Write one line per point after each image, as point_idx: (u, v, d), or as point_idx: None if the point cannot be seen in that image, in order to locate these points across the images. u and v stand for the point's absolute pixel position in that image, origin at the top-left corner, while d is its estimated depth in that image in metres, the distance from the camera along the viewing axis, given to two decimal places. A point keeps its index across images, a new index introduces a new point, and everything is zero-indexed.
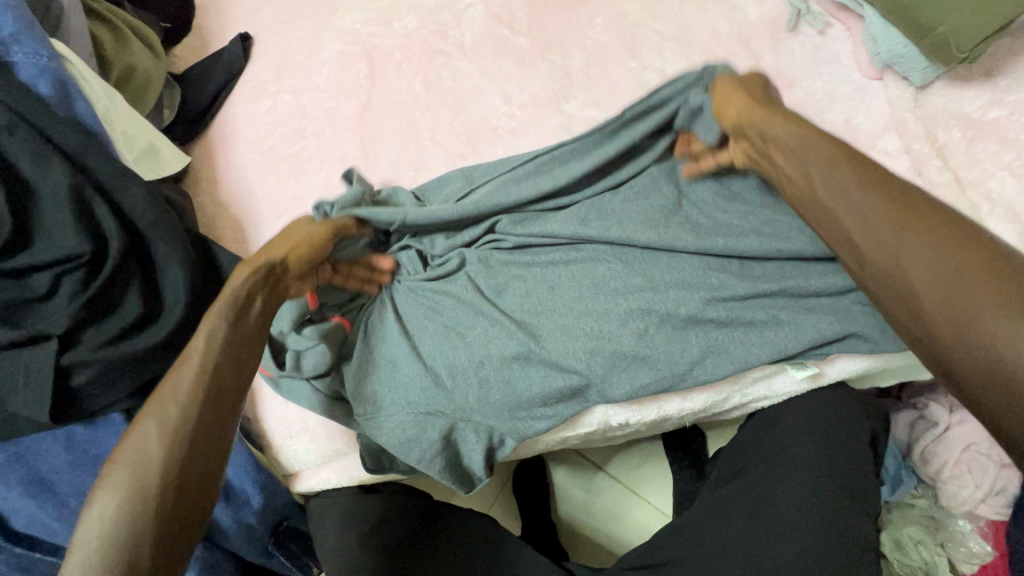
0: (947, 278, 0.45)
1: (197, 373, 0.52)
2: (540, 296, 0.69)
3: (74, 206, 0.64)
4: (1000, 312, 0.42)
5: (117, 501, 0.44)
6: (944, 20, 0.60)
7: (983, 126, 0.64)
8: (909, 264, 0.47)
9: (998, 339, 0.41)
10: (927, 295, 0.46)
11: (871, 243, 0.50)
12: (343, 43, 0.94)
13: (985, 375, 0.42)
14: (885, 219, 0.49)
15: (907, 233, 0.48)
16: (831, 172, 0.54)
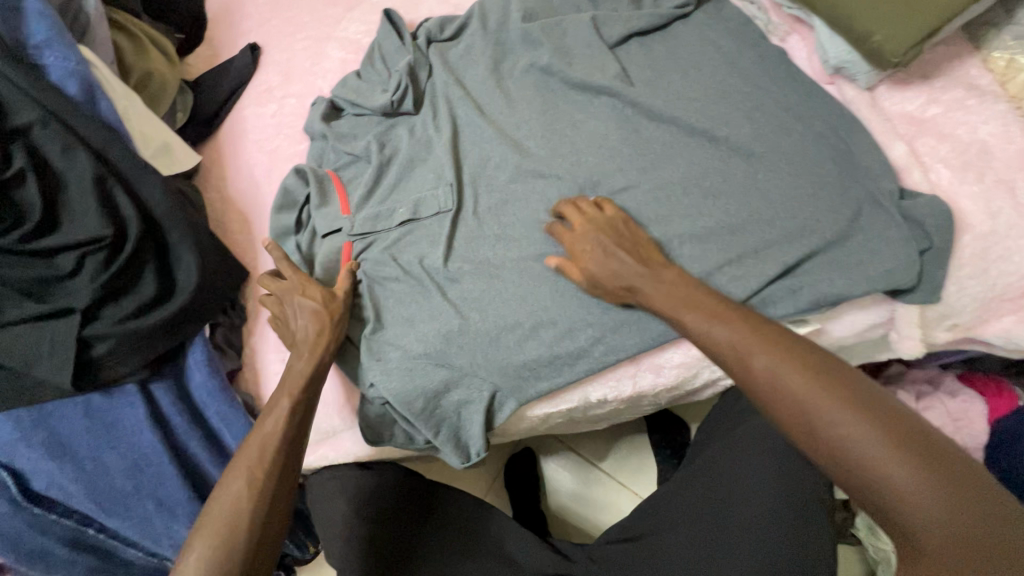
0: (925, 501, 0.45)
1: (275, 423, 0.67)
2: (513, 288, 0.74)
3: (97, 193, 0.70)
4: (861, 424, 0.49)
5: (224, 511, 0.60)
6: (877, 28, 0.63)
7: (923, 123, 0.67)
8: (764, 378, 0.55)
9: (885, 448, 0.47)
10: (782, 407, 0.53)
11: (799, 408, 0.52)
12: (345, 52, 1.02)
13: (850, 470, 0.49)
14: (745, 337, 0.57)
15: (755, 357, 0.56)
16: (682, 317, 0.62)
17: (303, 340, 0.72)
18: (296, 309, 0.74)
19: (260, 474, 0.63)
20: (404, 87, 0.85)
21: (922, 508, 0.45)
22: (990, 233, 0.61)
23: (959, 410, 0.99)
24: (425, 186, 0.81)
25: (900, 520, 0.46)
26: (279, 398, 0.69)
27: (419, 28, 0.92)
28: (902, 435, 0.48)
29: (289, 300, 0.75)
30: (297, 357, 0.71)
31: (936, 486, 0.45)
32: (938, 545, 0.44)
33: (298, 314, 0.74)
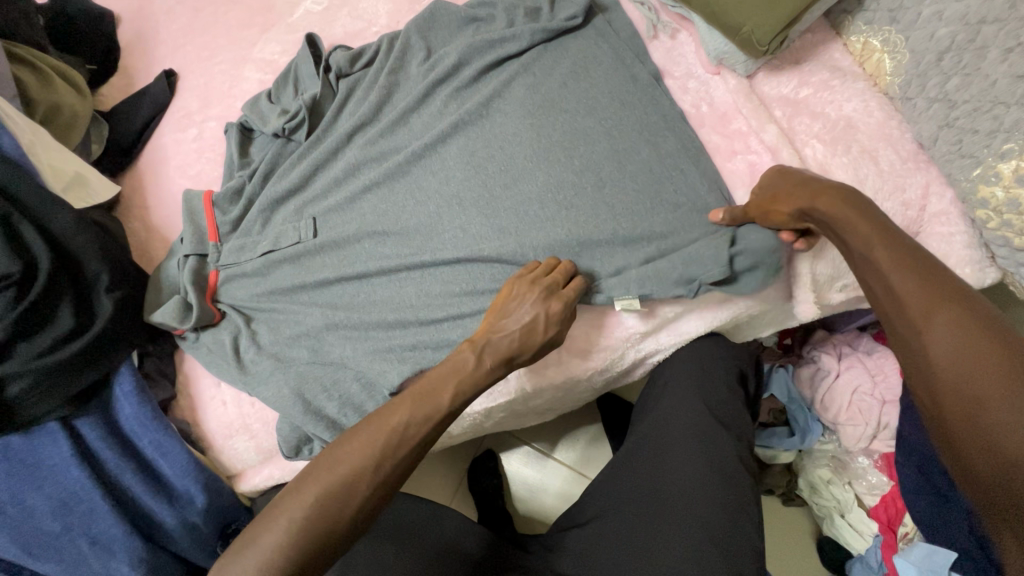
0: (982, 384, 0.47)
1: (365, 453, 0.61)
2: (437, 297, 0.78)
3: (1, 230, 0.68)
4: (1012, 411, 0.44)
5: (273, 549, 0.56)
6: (746, 20, 0.69)
7: (797, 104, 0.73)
8: (934, 340, 0.50)
9: (984, 363, 0.47)
10: (938, 365, 0.49)
11: (899, 300, 0.54)
12: (263, 73, 1.02)
13: (981, 451, 0.45)
14: (924, 297, 0.52)
15: (942, 314, 0.50)
16: (862, 247, 0.58)
17: (494, 351, 0.68)
18: (522, 315, 0.68)
19: (322, 515, 0.58)
20: (299, 118, 0.89)
21: (976, 381, 0.47)
22: (861, 198, 0.66)
23: (876, 367, 1.08)
24: (339, 184, 0.87)
25: (958, 393, 0.48)
26: (442, 387, 0.66)
27: (330, 59, 0.93)
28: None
29: (518, 295, 0.70)
30: (481, 359, 0.67)
31: (1003, 369, 0.46)
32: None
33: (520, 318, 0.68)
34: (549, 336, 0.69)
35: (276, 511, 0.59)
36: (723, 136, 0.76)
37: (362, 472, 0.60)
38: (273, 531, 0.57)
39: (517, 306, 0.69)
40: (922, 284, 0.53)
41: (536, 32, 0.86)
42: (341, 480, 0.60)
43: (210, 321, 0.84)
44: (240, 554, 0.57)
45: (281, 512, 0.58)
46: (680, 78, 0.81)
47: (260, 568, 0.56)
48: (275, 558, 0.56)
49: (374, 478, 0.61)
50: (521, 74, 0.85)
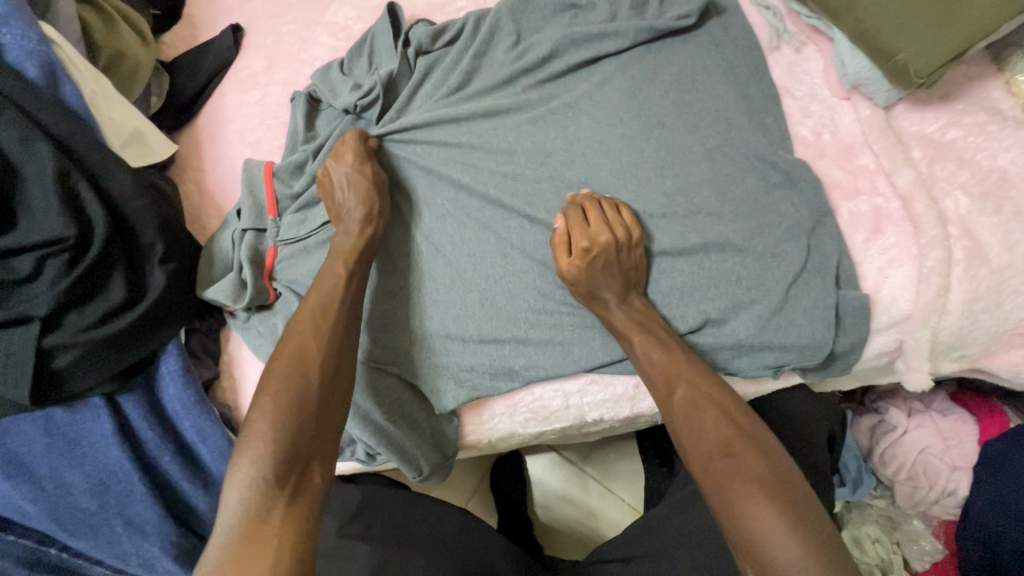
0: (729, 454, 0.56)
1: (306, 336, 0.65)
2: (503, 311, 0.72)
3: (59, 189, 0.64)
4: (730, 463, 0.55)
5: (259, 437, 0.58)
6: (904, 46, 0.60)
7: (943, 146, 0.64)
8: (677, 410, 0.61)
9: (724, 435, 0.58)
10: (679, 430, 0.60)
11: (659, 373, 0.63)
12: (335, 39, 0.96)
13: (718, 495, 0.55)
14: (667, 369, 0.63)
15: (679, 386, 0.61)
16: (629, 341, 0.65)
17: (355, 218, 0.73)
18: (342, 175, 0.76)
19: (289, 394, 0.61)
20: (374, 95, 0.83)
21: (719, 447, 0.57)
22: (1008, 266, 0.59)
23: (950, 429, 0.99)
24: (408, 172, 0.81)
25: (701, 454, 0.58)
26: (335, 262, 0.71)
27: (411, 32, 0.86)
28: (778, 490, 0.53)
29: (596, 235, 0.65)
30: (349, 231, 0.73)
31: (741, 445, 0.56)
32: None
33: (348, 195, 0.74)
34: (372, 174, 0.76)
35: (241, 443, 0.59)
36: (847, 172, 0.67)
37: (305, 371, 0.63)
38: (261, 420, 0.60)
39: (342, 189, 0.76)
40: (666, 359, 0.63)
41: (642, 28, 0.78)
42: (296, 357, 0.64)
43: (264, 303, 0.80)
44: (236, 462, 0.59)
45: (246, 443, 0.59)
46: (801, 99, 0.72)
47: (254, 454, 0.58)
48: (266, 439, 0.58)
49: (320, 356, 0.64)
50: (619, 75, 0.77)
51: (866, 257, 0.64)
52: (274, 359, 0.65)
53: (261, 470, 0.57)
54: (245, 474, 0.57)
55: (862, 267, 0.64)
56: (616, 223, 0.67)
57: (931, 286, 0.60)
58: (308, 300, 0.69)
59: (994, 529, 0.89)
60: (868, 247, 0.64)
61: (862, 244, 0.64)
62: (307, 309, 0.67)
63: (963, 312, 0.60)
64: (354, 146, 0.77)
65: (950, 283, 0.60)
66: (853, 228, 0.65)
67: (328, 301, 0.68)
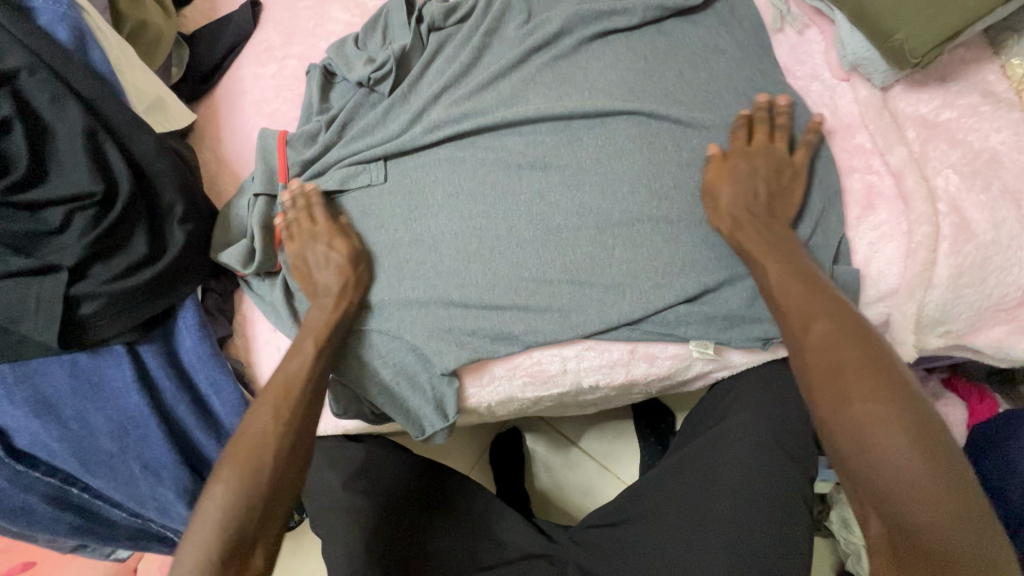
0: (854, 381, 0.54)
1: (271, 416, 0.67)
2: (505, 278, 0.75)
3: (88, 147, 0.67)
4: (874, 401, 0.52)
5: (206, 524, 0.61)
6: (901, 27, 0.61)
7: (937, 127, 0.66)
8: (809, 340, 0.58)
9: (856, 360, 0.55)
10: (809, 361, 0.58)
11: (790, 305, 0.61)
12: (351, 15, 0.98)
13: (841, 424, 0.53)
14: (802, 302, 0.60)
15: (818, 320, 0.58)
16: (762, 269, 0.65)
17: (325, 294, 0.76)
18: (318, 254, 0.78)
19: (239, 477, 0.63)
20: (386, 69, 0.86)
21: (850, 374, 0.54)
22: (992, 243, 0.61)
23: (940, 413, 1.01)
24: (417, 142, 0.83)
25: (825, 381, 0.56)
26: (304, 338, 0.73)
27: (424, 8, 0.89)
28: (921, 430, 0.51)
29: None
30: (321, 307, 0.75)
31: (866, 370, 0.54)
32: (935, 548, 0.48)
33: (322, 257, 0.78)
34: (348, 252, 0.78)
35: (196, 521, 0.62)
36: (843, 151, 0.69)
37: (266, 450, 0.65)
38: (210, 511, 0.62)
39: (314, 253, 0.78)
40: (793, 291, 0.61)
41: (649, 8, 0.80)
42: (258, 437, 0.66)
43: (271, 269, 0.84)
44: (186, 546, 0.62)
45: (199, 527, 0.61)
46: (801, 80, 0.74)
47: (207, 547, 0.60)
48: (212, 528, 0.60)
49: (278, 438, 0.66)
50: (625, 54, 0.80)
51: (857, 232, 0.66)
52: (231, 443, 0.67)
53: (207, 553, 0.60)
54: (189, 565, 0.60)
55: (852, 242, 0.66)
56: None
57: (919, 260, 0.62)
58: (271, 383, 0.71)
59: None
60: (859, 222, 0.66)
61: (853, 221, 0.67)
62: (266, 401, 0.69)
63: (948, 286, 0.62)
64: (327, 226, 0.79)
65: (937, 258, 0.62)
66: (846, 205, 0.67)
67: (281, 389, 0.70)
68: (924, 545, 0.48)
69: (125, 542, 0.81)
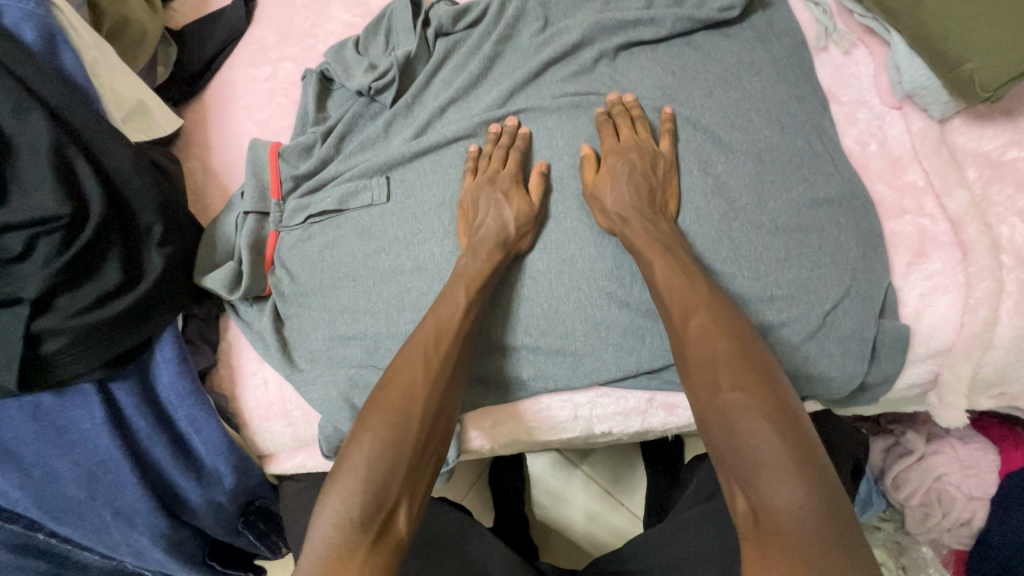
0: (723, 369, 0.53)
1: (423, 362, 0.61)
2: (513, 316, 0.69)
3: (54, 164, 0.60)
4: (738, 390, 0.51)
5: (355, 475, 0.55)
6: (973, 55, 0.54)
7: (1003, 166, 0.59)
8: (687, 333, 0.57)
9: (728, 351, 0.54)
10: (688, 354, 0.56)
11: (675, 296, 0.59)
12: (351, 15, 0.91)
13: (716, 413, 0.52)
14: (682, 297, 0.58)
15: (694, 313, 0.57)
16: (650, 266, 0.61)
17: (484, 243, 0.67)
18: (492, 210, 0.69)
19: (392, 421, 0.58)
20: (389, 78, 0.78)
21: (723, 363, 0.54)
22: None
23: (969, 458, 0.94)
24: (421, 160, 0.77)
25: (699, 370, 0.55)
26: (456, 288, 0.66)
27: (431, 11, 0.81)
28: (784, 417, 0.49)
29: (623, 151, 0.67)
30: (477, 256, 0.67)
31: (734, 360, 0.53)
32: (782, 517, 0.45)
33: (494, 211, 0.68)
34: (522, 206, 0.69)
35: (337, 474, 0.56)
36: (893, 190, 0.63)
37: (420, 399, 0.59)
38: (356, 454, 0.56)
39: (484, 205, 0.70)
40: (679, 284, 0.59)
41: (680, 19, 0.72)
42: (404, 378, 0.60)
43: (259, 294, 0.78)
44: (327, 493, 0.56)
45: (342, 477, 0.55)
46: (847, 106, 0.67)
47: (346, 493, 0.54)
48: (357, 475, 0.55)
49: (428, 384, 0.60)
50: (652, 70, 0.72)
51: (906, 281, 0.60)
52: (373, 400, 0.60)
53: (354, 514, 0.53)
54: (319, 537, 0.53)
55: (899, 293, 0.60)
56: (645, 143, 0.67)
57: (978, 319, 0.56)
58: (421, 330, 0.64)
59: (1008, 562, 0.88)
60: (910, 271, 0.60)
61: (904, 268, 0.60)
62: (415, 352, 0.62)
63: (1009, 350, 0.56)
64: (509, 174, 0.70)
65: (999, 317, 0.55)
66: (895, 250, 0.61)
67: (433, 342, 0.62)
68: (774, 517, 0.45)
69: None
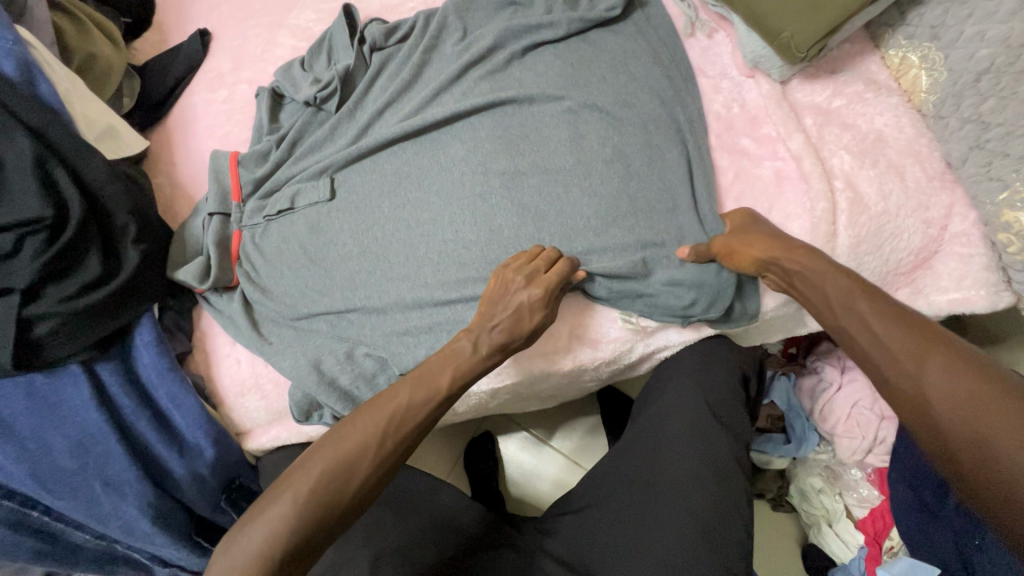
0: (953, 398, 0.48)
1: (360, 440, 0.63)
2: (455, 279, 0.78)
3: (37, 173, 0.70)
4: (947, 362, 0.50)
5: (256, 557, 0.57)
6: (786, 26, 0.68)
7: (830, 114, 0.73)
8: (926, 381, 0.50)
9: (970, 391, 0.47)
10: (913, 398, 0.51)
11: (897, 342, 0.53)
12: (297, 40, 1.03)
13: (970, 457, 0.46)
14: (902, 340, 0.53)
15: (930, 358, 0.50)
16: (850, 306, 0.58)
17: (487, 341, 0.70)
18: (514, 306, 0.69)
19: (314, 510, 0.59)
20: (331, 88, 0.90)
21: (944, 404, 0.48)
22: (883, 214, 0.67)
23: None
24: (368, 152, 0.87)
25: (947, 418, 0.48)
26: (444, 370, 0.68)
27: (365, 31, 0.94)
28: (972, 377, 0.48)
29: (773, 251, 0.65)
30: (478, 347, 0.69)
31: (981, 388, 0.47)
32: None
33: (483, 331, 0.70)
34: (537, 324, 0.70)
35: (236, 542, 0.59)
36: (753, 141, 0.76)
37: (334, 485, 0.61)
38: (257, 532, 0.58)
39: (513, 295, 0.70)
40: (892, 329, 0.54)
41: (573, 21, 0.86)
42: (342, 459, 0.62)
43: (228, 284, 0.86)
44: (224, 561, 0.58)
45: (241, 547, 0.58)
46: (713, 78, 0.81)
47: (251, 570, 0.56)
48: (259, 553, 0.57)
49: (359, 482, 0.62)
50: (554, 63, 0.86)
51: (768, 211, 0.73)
52: (286, 475, 0.62)
53: None
54: None
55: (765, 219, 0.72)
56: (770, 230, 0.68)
57: (823, 234, 0.68)
58: (378, 409, 0.65)
59: None
60: (770, 204, 0.73)
61: (766, 203, 0.73)
62: (348, 445, 0.63)
63: (850, 256, 0.68)
64: (549, 282, 0.70)
65: (838, 230, 0.68)
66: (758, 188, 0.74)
67: (380, 430, 0.64)
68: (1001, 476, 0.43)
69: (88, 566, 0.81)
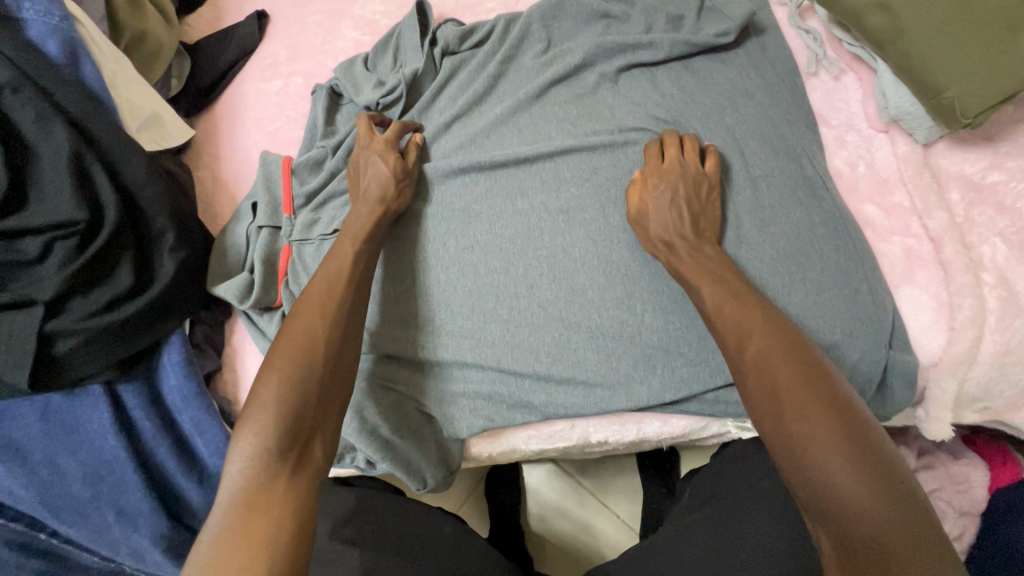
0: (817, 446, 0.49)
1: (306, 345, 0.61)
2: (522, 335, 0.70)
3: (72, 171, 0.62)
4: (804, 417, 0.50)
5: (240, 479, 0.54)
6: (953, 83, 0.57)
7: (983, 189, 0.62)
8: (791, 423, 0.51)
9: (835, 443, 0.48)
10: (780, 442, 0.51)
11: (763, 379, 0.54)
12: (361, 33, 0.94)
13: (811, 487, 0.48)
14: (782, 375, 0.53)
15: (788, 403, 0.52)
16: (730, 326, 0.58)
17: (366, 202, 0.72)
18: (374, 168, 0.74)
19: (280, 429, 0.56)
20: (397, 94, 0.81)
21: (814, 447, 0.49)
22: None
23: (958, 472, 0.94)
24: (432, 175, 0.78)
25: (798, 457, 0.49)
26: (343, 243, 0.70)
27: (439, 33, 0.84)
28: (865, 455, 0.48)
29: (665, 173, 0.67)
30: (359, 213, 0.71)
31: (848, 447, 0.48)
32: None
33: (373, 170, 0.74)
34: (398, 171, 0.74)
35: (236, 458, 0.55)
36: (880, 211, 0.65)
37: (285, 397, 0.58)
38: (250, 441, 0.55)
39: (365, 162, 0.75)
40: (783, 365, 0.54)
41: (677, 44, 0.76)
42: (292, 391, 0.58)
43: (270, 305, 0.78)
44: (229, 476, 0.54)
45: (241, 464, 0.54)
46: (837, 128, 0.70)
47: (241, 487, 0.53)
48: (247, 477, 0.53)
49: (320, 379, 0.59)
50: (650, 91, 0.75)
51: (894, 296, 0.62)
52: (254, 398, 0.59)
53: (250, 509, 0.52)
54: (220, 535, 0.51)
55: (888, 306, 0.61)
56: (689, 167, 0.67)
57: (965, 336, 0.58)
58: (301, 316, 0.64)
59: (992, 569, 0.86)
60: (897, 288, 0.62)
61: (891, 287, 0.62)
62: (293, 354, 0.60)
63: (994, 364, 0.58)
64: (385, 139, 0.76)
65: (983, 334, 0.58)
66: (884, 268, 0.63)
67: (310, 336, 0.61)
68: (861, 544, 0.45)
69: None
